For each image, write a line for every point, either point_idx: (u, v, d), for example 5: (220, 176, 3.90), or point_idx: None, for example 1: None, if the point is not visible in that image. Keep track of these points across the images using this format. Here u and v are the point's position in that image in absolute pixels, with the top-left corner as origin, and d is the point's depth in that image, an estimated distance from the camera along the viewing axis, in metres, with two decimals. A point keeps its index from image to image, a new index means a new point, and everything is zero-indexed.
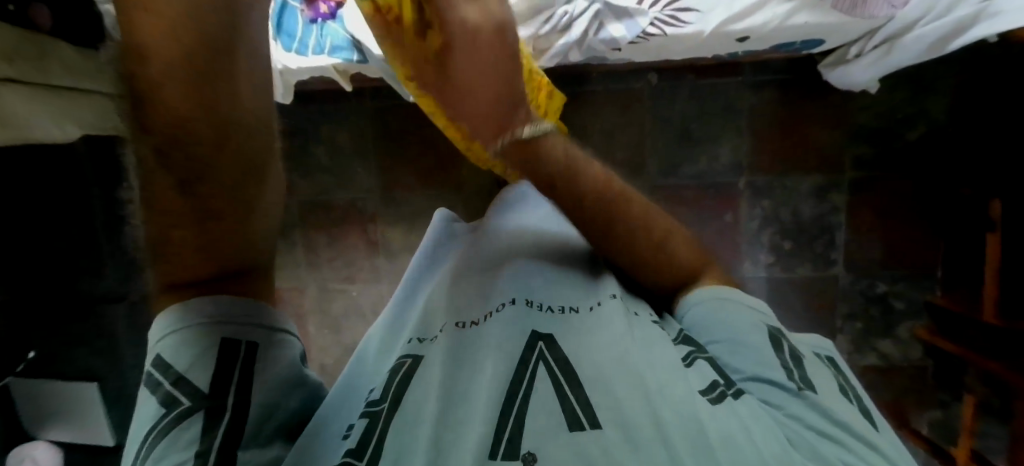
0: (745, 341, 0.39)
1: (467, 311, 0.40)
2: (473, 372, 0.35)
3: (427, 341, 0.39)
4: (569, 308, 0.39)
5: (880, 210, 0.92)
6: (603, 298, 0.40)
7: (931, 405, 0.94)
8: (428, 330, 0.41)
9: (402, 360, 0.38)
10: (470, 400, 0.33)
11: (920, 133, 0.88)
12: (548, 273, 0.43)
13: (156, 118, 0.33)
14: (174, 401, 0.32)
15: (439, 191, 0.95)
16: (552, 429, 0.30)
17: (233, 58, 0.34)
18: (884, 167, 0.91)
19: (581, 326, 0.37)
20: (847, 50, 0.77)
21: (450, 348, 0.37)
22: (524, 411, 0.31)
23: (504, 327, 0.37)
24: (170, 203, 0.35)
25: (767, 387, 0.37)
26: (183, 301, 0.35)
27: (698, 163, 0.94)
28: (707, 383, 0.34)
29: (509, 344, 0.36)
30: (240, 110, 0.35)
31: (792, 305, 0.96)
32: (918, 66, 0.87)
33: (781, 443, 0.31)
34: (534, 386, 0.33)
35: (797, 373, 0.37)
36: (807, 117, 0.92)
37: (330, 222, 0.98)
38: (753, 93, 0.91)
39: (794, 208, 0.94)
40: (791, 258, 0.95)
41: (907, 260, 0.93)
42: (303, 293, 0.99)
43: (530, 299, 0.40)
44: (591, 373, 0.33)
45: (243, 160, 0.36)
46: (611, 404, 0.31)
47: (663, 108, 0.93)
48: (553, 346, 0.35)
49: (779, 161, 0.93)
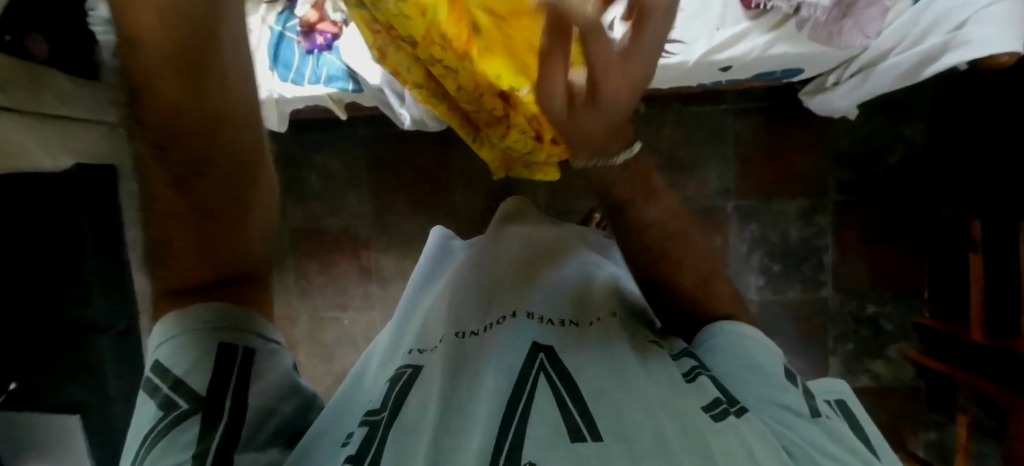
0: (757, 365, 0.39)
1: (467, 322, 0.40)
2: (473, 381, 0.35)
3: (426, 352, 0.39)
4: (568, 322, 0.40)
5: (864, 232, 0.94)
6: (603, 315, 0.41)
7: (925, 426, 0.94)
8: (427, 340, 0.41)
9: (402, 370, 0.38)
10: (471, 406, 0.33)
11: (899, 157, 0.92)
12: (546, 287, 0.43)
13: (154, 113, 0.28)
14: (169, 405, 0.31)
15: (432, 217, 0.96)
16: (552, 442, 0.30)
17: (220, 32, 0.27)
18: (867, 191, 0.93)
19: (580, 339, 0.38)
20: (826, 79, 0.81)
21: (449, 357, 0.37)
22: (525, 420, 0.31)
23: (503, 337, 0.38)
24: (166, 203, 0.31)
25: (777, 411, 0.36)
26: (184, 308, 0.33)
27: (687, 187, 0.96)
28: (708, 400, 0.34)
29: (508, 354, 0.36)
30: (236, 106, 0.29)
31: (784, 327, 0.96)
32: (893, 93, 0.90)
33: (779, 461, 0.31)
34: (535, 396, 0.33)
35: (807, 401, 0.37)
36: (790, 142, 0.94)
37: (322, 250, 0.98)
38: (738, 120, 0.94)
39: (782, 231, 0.95)
40: (781, 280, 0.96)
41: (894, 281, 0.95)
42: (294, 322, 0.98)
43: (529, 311, 0.40)
44: (591, 386, 0.34)
45: (243, 163, 0.31)
46: (611, 416, 0.31)
47: (650, 134, 0.95)
48: (553, 358, 0.35)
49: (765, 185, 0.95)
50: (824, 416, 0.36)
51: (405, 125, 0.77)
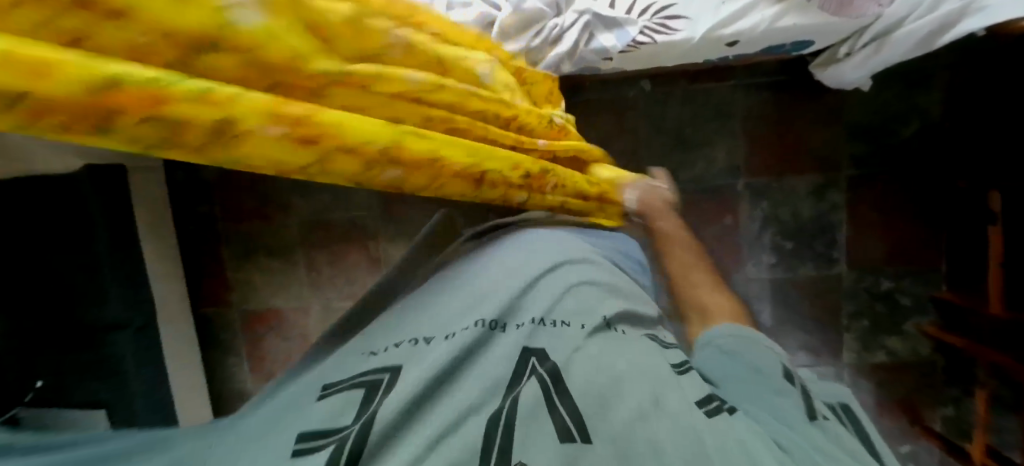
0: (756, 367, 0.41)
1: (451, 323, 0.39)
2: (457, 385, 0.33)
3: (404, 347, 0.37)
4: (561, 322, 0.39)
5: (880, 206, 0.92)
6: (595, 317, 0.40)
7: (942, 401, 0.93)
8: (402, 336, 0.39)
9: (371, 366, 0.36)
10: (454, 405, 0.32)
11: (915, 128, 0.89)
12: (538, 290, 0.42)
13: None
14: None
15: (438, 205, 0.95)
16: (544, 448, 0.29)
17: None
18: (881, 164, 0.91)
19: (572, 339, 0.37)
20: (837, 49, 0.77)
21: (431, 353, 0.35)
22: (512, 426, 0.30)
23: (492, 342, 0.37)
24: None
25: (770, 409, 0.37)
26: None
27: (695, 167, 0.94)
28: (701, 397, 0.35)
29: (498, 363, 0.35)
30: None
31: (796, 305, 0.96)
32: (909, 62, 0.87)
33: (771, 450, 0.31)
34: (523, 391, 0.33)
35: (806, 401, 0.38)
36: (801, 117, 0.92)
37: (330, 241, 0.98)
38: (746, 96, 0.92)
39: (793, 209, 0.94)
40: (792, 258, 0.95)
41: (910, 256, 0.92)
42: (306, 312, 1.00)
43: (518, 321, 0.38)
44: (580, 383, 0.34)
45: None
46: (601, 415, 0.32)
47: (657, 113, 0.93)
48: (544, 361, 0.35)
49: (775, 162, 0.93)
50: (819, 417, 0.36)
51: None
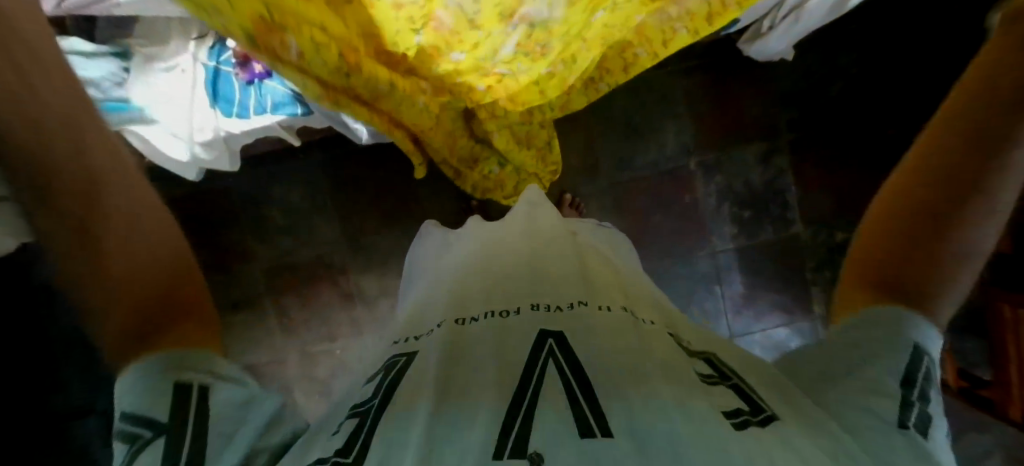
0: (856, 373, 0.37)
1: (468, 310, 0.44)
2: (474, 371, 0.37)
3: (421, 339, 0.44)
4: (577, 302, 0.43)
5: (823, 162, 0.98)
6: (611, 303, 0.43)
7: None
8: (421, 328, 0.45)
9: (398, 358, 0.42)
10: (473, 397, 0.35)
11: (842, 88, 0.95)
12: (553, 280, 0.45)
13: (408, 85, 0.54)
14: (135, 436, 0.32)
15: (404, 230, 0.97)
16: (561, 435, 0.30)
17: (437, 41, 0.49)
18: (814, 124, 0.97)
19: (585, 320, 0.41)
20: (760, 24, 0.77)
21: (446, 341, 0.41)
22: (531, 417, 0.32)
23: (514, 329, 0.40)
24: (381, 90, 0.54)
25: (858, 411, 0.34)
26: None
27: (647, 152, 0.99)
28: (730, 409, 0.34)
29: (514, 355, 0.38)
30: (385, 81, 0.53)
31: (761, 269, 1.01)
32: (827, 27, 0.93)
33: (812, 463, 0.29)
34: (543, 386, 0.35)
35: (908, 408, 0.34)
36: (736, 89, 0.97)
37: (299, 284, 0.98)
38: (684, 79, 0.97)
39: (745, 178, 0.99)
40: (751, 224, 1.00)
41: (856, 205, 0.98)
42: (283, 363, 0.99)
43: (533, 303, 0.43)
44: (601, 381, 0.35)
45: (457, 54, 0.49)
46: (622, 413, 0.32)
47: (604, 106, 0.98)
48: (562, 343, 0.38)
49: (719, 137, 0.98)
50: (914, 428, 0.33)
51: (361, 138, 0.75)
